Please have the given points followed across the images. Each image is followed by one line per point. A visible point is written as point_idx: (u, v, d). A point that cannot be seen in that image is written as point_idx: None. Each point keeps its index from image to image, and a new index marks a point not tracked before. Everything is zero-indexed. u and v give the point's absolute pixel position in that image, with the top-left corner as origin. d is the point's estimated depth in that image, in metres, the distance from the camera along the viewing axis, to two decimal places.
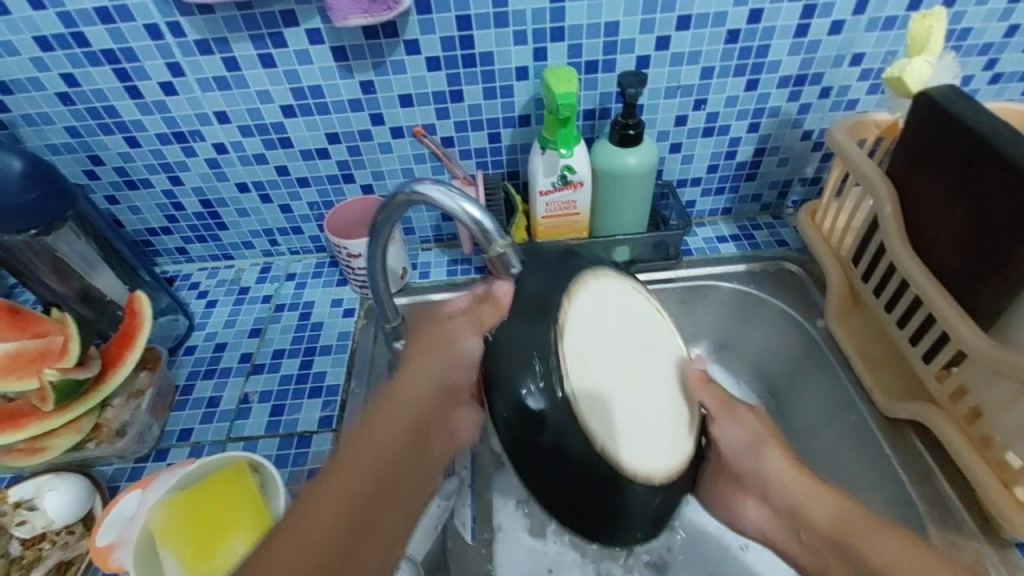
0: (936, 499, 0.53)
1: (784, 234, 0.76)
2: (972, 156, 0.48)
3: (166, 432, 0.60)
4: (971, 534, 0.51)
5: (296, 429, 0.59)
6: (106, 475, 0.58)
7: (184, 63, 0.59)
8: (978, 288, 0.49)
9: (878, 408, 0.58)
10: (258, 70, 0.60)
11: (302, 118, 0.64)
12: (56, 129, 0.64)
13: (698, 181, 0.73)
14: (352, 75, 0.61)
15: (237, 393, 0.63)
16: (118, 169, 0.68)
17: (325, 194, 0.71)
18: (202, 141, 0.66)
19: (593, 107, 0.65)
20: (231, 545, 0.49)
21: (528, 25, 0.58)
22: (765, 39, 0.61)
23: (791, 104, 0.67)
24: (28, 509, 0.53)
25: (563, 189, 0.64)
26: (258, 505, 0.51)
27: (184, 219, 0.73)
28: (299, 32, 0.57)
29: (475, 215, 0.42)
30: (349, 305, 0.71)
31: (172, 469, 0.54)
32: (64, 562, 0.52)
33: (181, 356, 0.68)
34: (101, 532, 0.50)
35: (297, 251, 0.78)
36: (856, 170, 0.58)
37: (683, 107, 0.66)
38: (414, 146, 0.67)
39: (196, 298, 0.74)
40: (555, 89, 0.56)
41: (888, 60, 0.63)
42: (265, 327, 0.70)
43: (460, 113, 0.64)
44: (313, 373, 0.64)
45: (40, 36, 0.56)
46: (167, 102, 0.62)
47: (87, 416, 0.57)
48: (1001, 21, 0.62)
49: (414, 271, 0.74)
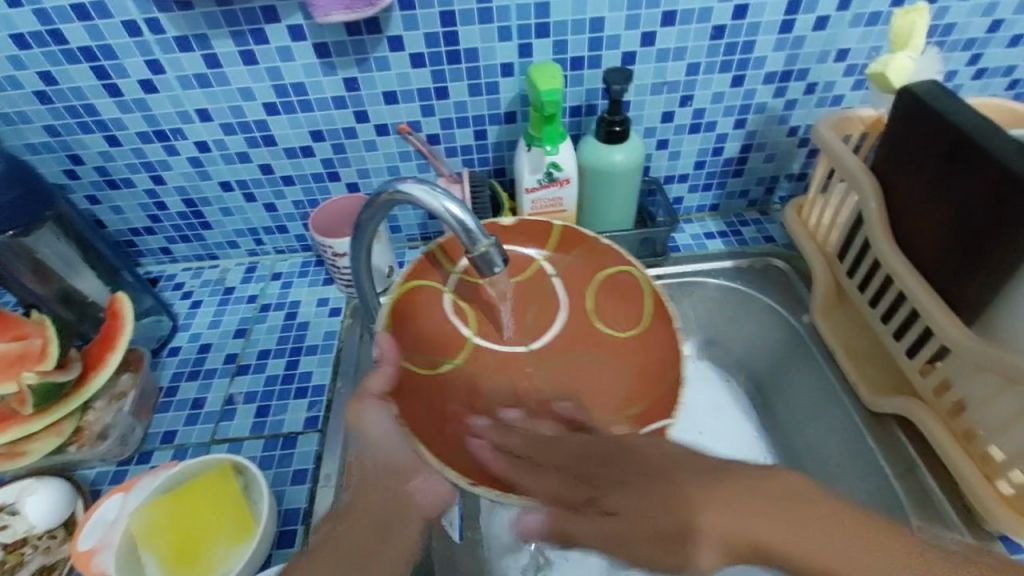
0: (922, 495, 0.53)
1: (771, 230, 0.76)
2: (954, 151, 0.48)
3: (150, 434, 0.60)
4: (954, 527, 0.51)
5: (282, 430, 0.59)
6: (89, 478, 0.57)
7: (164, 61, 0.58)
8: (958, 283, 0.49)
9: (863, 402, 0.59)
10: (240, 67, 0.59)
11: (285, 115, 0.63)
12: (34, 128, 0.63)
13: (685, 177, 0.73)
14: (336, 72, 0.60)
15: (222, 394, 0.63)
16: (98, 169, 0.67)
17: (310, 192, 0.71)
18: (184, 140, 0.65)
19: (580, 104, 0.65)
20: (214, 548, 0.48)
21: (513, 21, 0.57)
22: (750, 35, 0.60)
23: (777, 100, 0.67)
24: (9, 514, 0.52)
25: (549, 186, 0.63)
26: (241, 508, 0.50)
27: (167, 219, 0.73)
28: (281, 28, 0.57)
29: (458, 214, 0.43)
30: (335, 304, 0.71)
31: (154, 472, 0.53)
32: (46, 567, 0.51)
33: (165, 358, 0.67)
34: (82, 537, 0.50)
35: (283, 250, 0.77)
36: (841, 166, 0.59)
37: (669, 104, 0.65)
38: (399, 144, 0.66)
39: (180, 299, 0.73)
40: (539, 86, 0.55)
41: (872, 56, 0.63)
42: (250, 327, 0.69)
43: (446, 110, 0.64)
44: (299, 373, 0.64)
45: (16, 33, 0.55)
46: (148, 101, 0.61)
47: (68, 418, 0.56)
48: (984, 16, 0.62)
49: (401, 270, 0.73)
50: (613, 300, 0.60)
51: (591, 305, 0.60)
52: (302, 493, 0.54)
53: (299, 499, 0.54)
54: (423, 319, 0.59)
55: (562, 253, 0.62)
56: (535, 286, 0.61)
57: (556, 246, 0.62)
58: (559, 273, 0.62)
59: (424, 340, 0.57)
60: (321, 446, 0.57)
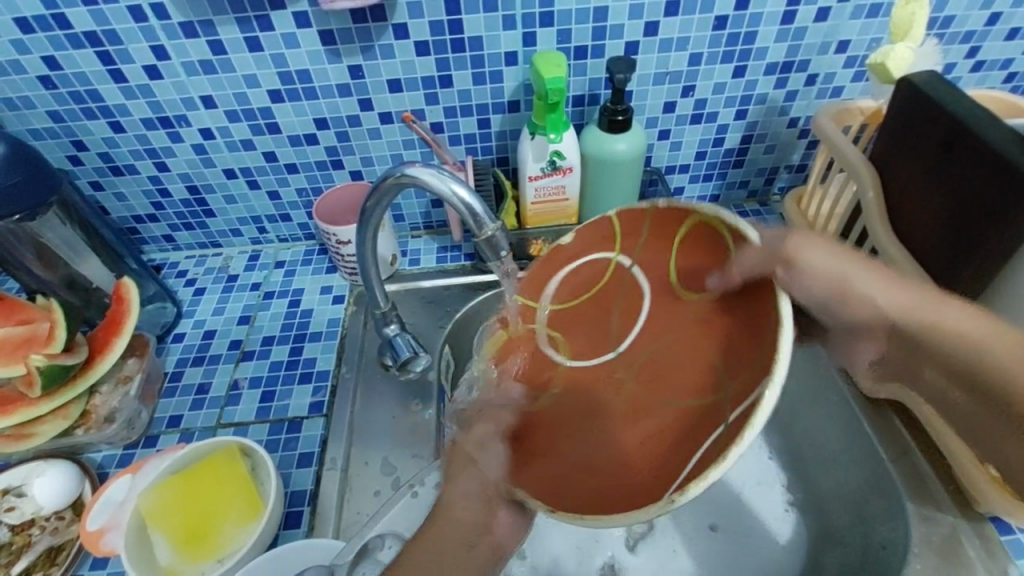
0: (912, 473, 0.54)
1: (771, 221, 0.77)
2: (951, 140, 0.49)
3: (155, 419, 0.60)
4: (946, 508, 0.51)
5: (287, 414, 0.59)
6: (95, 461, 0.57)
7: (169, 46, 0.58)
8: (952, 268, 0.50)
9: (858, 387, 0.59)
10: (244, 53, 0.59)
11: (290, 103, 0.63)
12: (38, 114, 0.63)
13: (686, 168, 0.74)
14: (340, 59, 0.60)
15: (226, 379, 0.63)
16: (102, 155, 0.67)
17: (314, 180, 0.71)
18: (188, 127, 0.65)
19: (583, 93, 0.65)
20: (221, 530, 0.49)
21: (518, 10, 0.58)
22: (753, 26, 0.61)
23: (778, 91, 0.67)
24: (17, 496, 0.52)
25: (552, 175, 0.64)
26: (249, 489, 0.51)
27: (170, 206, 0.73)
28: (285, 15, 0.57)
29: (465, 198, 0.43)
30: (338, 292, 0.71)
31: (161, 454, 0.53)
32: (54, 548, 0.51)
33: (169, 344, 0.67)
34: (90, 518, 0.50)
35: (286, 239, 0.77)
36: (840, 157, 0.59)
37: (671, 94, 0.66)
38: (403, 132, 0.67)
39: (183, 286, 0.74)
40: (544, 74, 0.56)
41: (872, 47, 0.64)
42: (254, 314, 0.70)
43: (449, 99, 0.64)
44: (304, 360, 0.64)
45: (20, 17, 0.55)
46: (152, 87, 0.61)
47: (75, 402, 0.56)
48: (983, 9, 0.63)
49: (404, 259, 0.74)
50: (698, 259, 0.41)
51: (674, 259, 0.43)
52: (308, 476, 0.55)
53: (305, 481, 0.55)
54: (523, 337, 0.48)
55: (636, 223, 0.46)
56: (603, 279, 0.47)
57: (621, 239, 0.47)
58: (639, 256, 0.45)
59: (533, 358, 0.47)
60: (326, 430, 0.58)
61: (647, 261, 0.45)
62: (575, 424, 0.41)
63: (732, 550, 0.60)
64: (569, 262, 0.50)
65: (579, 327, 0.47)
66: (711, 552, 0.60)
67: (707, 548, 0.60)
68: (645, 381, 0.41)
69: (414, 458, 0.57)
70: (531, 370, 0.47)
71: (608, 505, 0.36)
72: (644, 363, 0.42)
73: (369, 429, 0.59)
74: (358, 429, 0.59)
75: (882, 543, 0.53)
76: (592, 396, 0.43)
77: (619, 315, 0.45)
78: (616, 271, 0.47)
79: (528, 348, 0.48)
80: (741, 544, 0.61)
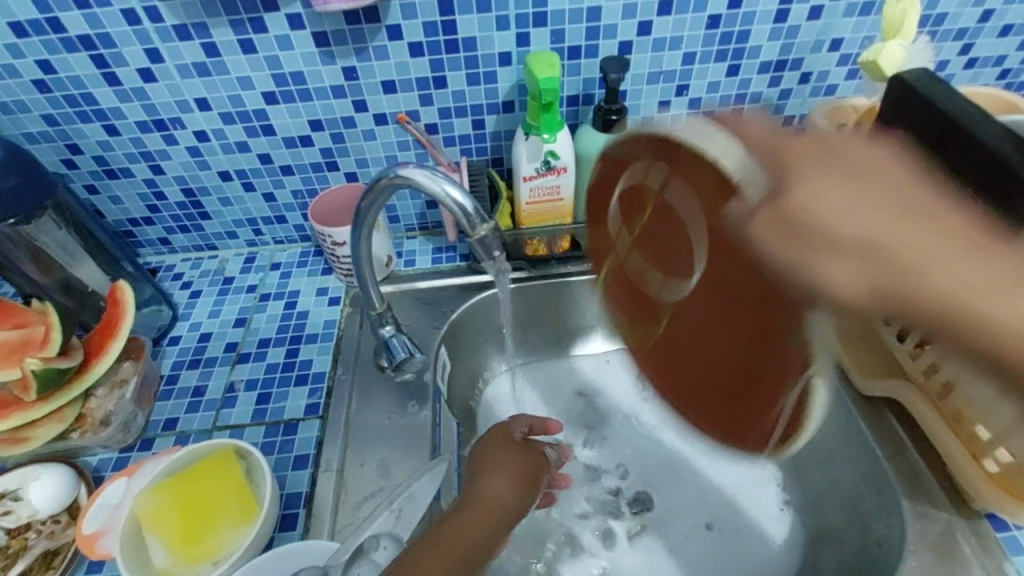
0: (909, 471, 0.53)
1: None
2: (942, 137, 0.49)
3: (151, 421, 0.60)
4: (943, 505, 0.51)
5: (283, 416, 0.59)
6: (91, 465, 0.57)
7: (163, 49, 0.59)
8: None
9: (856, 386, 0.59)
10: (238, 56, 0.59)
11: (284, 105, 0.63)
12: (32, 117, 0.63)
13: None
14: (334, 60, 0.60)
15: (223, 381, 0.63)
16: (97, 158, 0.67)
17: (309, 182, 0.71)
18: (183, 130, 0.65)
19: (577, 93, 0.66)
20: (217, 532, 0.49)
21: (511, 10, 0.58)
22: (746, 25, 0.61)
23: (772, 90, 0.67)
24: (13, 499, 0.52)
25: (546, 175, 0.64)
26: (245, 492, 0.51)
27: (166, 209, 0.73)
28: (279, 17, 0.57)
29: (458, 198, 0.44)
30: (334, 294, 0.71)
31: (157, 457, 0.53)
32: (50, 552, 0.51)
33: (165, 347, 0.67)
34: (86, 520, 0.50)
35: (282, 241, 0.77)
36: None
37: (665, 94, 0.66)
38: (397, 133, 0.67)
39: (179, 289, 0.74)
40: (537, 74, 0.56)
41: (865, 45, 0.64)
42: (250, 317, 0.70)
43: (444, 99, 0.64)
44: (300, 361, 0.64)
45: (14, 22, 0.55)
46: (147, 90, 0.61)
47: (71, 405, 0.56)
48: (975, 6, 0.63)
49: (400, 259, 0.74)
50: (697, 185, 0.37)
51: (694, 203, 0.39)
52: (304, 478, 0.55)
53: (302, 484, 0.55)
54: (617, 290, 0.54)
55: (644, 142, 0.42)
56: (650, 200, 0.44)
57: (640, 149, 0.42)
58: (665, 172, 0.41)
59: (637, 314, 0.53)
60: (322, 432, 0.58)
61: (664, 171, 0.41)
62: (698, 344, 0.48)
63: (728, 547, 0.62)
64: (609, 193, 0.48)
65: (656, 246, 0.46)
66: (706, 549, 0.62)
67: (703, 546, 0.62)
68: (719, 308, 0.44)
69: (412, 459, 0.57)
70: (641, 302, 0.51)
71: (761, 404, 0.47)
72: (736, 276, 0.40)
73: (365, 430, 0.59)
74: (354, 430, 0.59)
75: (879, 540, 0.53)
76: (698, 326, 0.47)
77: (672, 225, 0.43)
78: (654, 180, 0.42)
79: (629, 301, 0.53)
80: (736, 541, 0.62)
